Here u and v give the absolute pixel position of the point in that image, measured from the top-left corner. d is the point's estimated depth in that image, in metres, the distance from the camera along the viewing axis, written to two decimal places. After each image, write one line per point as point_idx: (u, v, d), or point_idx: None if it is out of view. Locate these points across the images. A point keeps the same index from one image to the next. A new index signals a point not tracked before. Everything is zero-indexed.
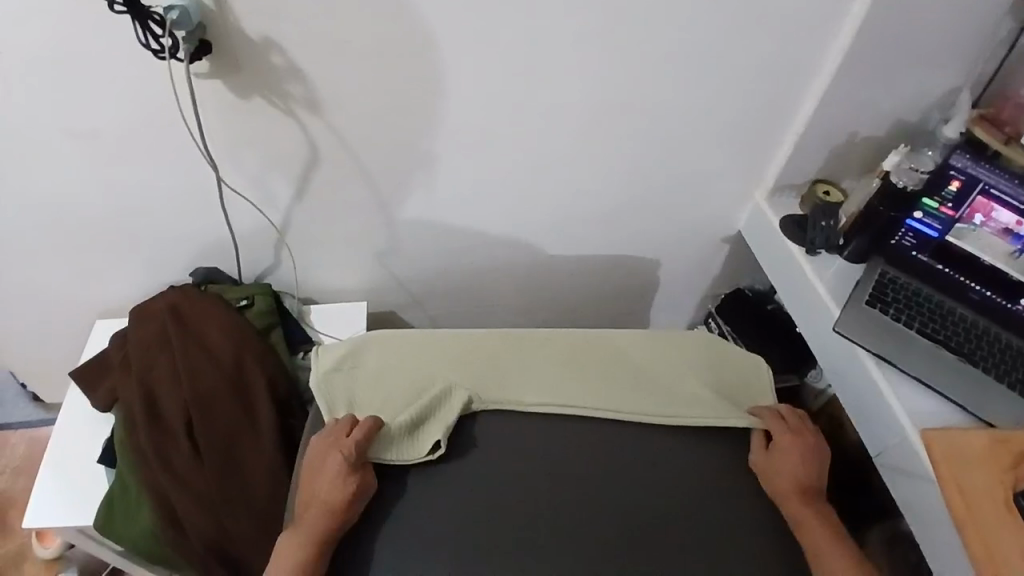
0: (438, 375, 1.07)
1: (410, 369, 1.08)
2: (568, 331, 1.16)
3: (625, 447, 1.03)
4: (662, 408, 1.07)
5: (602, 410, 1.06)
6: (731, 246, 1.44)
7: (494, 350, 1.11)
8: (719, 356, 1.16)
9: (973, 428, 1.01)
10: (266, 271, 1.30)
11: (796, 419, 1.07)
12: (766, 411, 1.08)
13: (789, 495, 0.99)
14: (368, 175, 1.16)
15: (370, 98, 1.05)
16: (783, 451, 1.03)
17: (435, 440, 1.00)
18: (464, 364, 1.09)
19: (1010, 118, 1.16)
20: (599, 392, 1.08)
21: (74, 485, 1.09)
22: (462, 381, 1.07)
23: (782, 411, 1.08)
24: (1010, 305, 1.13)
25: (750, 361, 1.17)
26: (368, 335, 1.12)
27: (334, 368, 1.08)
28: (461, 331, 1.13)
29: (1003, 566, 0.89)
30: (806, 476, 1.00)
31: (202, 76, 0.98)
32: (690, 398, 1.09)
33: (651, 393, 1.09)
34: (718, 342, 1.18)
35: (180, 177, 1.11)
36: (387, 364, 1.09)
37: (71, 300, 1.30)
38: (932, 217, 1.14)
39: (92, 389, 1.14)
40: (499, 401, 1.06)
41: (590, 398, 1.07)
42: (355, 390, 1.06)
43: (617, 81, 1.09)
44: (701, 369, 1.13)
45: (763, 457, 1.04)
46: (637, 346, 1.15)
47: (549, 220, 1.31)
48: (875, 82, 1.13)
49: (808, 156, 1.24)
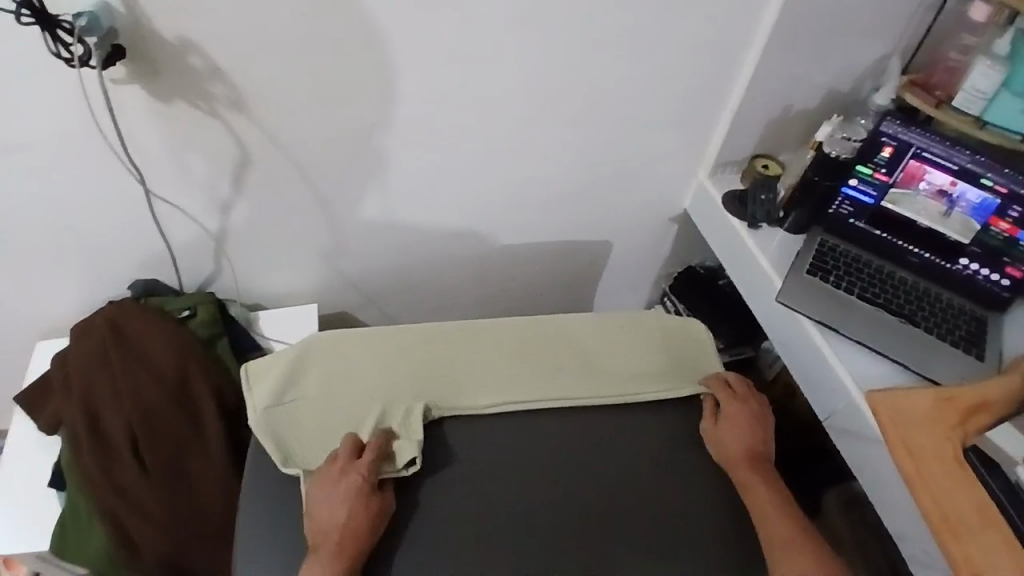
0: (393, 384, 1.04)
1: (363, 379, 1.04)
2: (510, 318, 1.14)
3: (580, 429, 1.03)
4: (616, 386, 1.08)
5: (567, 399, 1.05)
6: (680, 225, 1.45)
7: (440, 349, 1.09)
8: (669, 330, 1.16)
9: (920, 387, 1.02)
10: (209, 280, 1.27)
11: (744, 387, 1.09)
12: (714, 380, 1.10)
13: (737, 461, 1.01)
14: (306, 175, 1.14)
15: (298, 96, 1.03)
16: (730, 419, 1.04)
17: (411, 455, 0.96)
18: (415, 369, 1.06)
19: (940, 82, 1.16)
20: (556, 377, 1.08)
21: (24, 512, 1.06)
22: (418, 387, 1.04)
23: (730, 378, 1.10)
24: (950, 265, 1.15)
25: (700, 332, 1.18)
26: (294, 357, 1.06)
27: (277, 405, 1.02)
28: (392, 334, 1.09)
29: (957, 522, 0.92)
30: (753, 443, 1.02)
31: (119, 82, 0.95)
32: (643, 376, 1.10)
33: (605, 373, 1.09)
34: (673, 317, 1.18)
35: (108, 188, 1.08)
36: (329, 385, 1.04)
37: (7, 323, 1.26)
38: (867, 184, 1.14)
39: (37, 412, 1.11)
40: (458, 404, 1.03)
41: (549, 387, 1.07)
42: (311, 418, 1.02)
43: (550, 66, 1.09)
44: (655, 346, 1.13)
45: (712, 426, 1.05)
46: (589, 326, 1.14)
47: (496, 210, 1.31)
48: (807, 53, 1.13)
49: (746, 131, 1.25)
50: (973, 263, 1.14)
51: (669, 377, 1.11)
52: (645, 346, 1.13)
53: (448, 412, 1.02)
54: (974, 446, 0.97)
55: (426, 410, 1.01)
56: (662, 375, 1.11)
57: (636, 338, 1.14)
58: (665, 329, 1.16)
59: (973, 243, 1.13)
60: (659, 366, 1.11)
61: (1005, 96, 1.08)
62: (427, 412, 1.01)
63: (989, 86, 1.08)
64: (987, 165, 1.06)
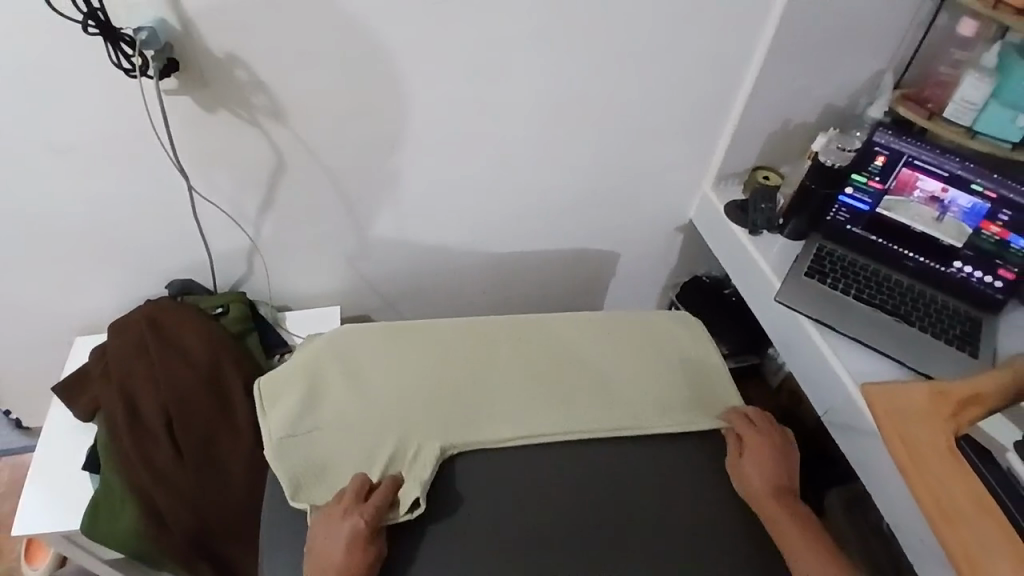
0: (409, 414, 1.04)
1: (379, 407, 1.04)
2: (530, 342, 1.17)
3: (596, 449, 1.05)
4: (631, 414, 1.09)
5: (583, 432, 1.06)
6: (686, 234, 1.52)
7: (456, 378, 1.10)
8: (688, 365, 1.18)
9: (916, 381, 1.07)
10: (240, 280, 1.36)
11: (765, 421, 1.08)
12: (734, 414, 1.10)
13: (761, 493, 1.00)
14: (334, 181, 1.23)
15: (331, 107, 1.12)
16: (753, 452, 1.04)
17: (414, 497, 0.94)
18: (432, 398, 1.06)
19: (932, 95, 1.24)
20: (572, 406, 1.09)
21: (60, 492, 1.11)
22: (434, 419, 1.04)
23: (750, 411, 1.10)
24: (945, 268, 1.21)
25: (712, 352, 1.21)
26: (313, 390, 1.06)
27: (290, 437, 1.02)
28: (413, 372, 1.09)
29: (952, 508, 0.95)
30: (776, 476, 1.02)
31: (171, 92, 1.04)
32: (658, 405, 1.11)
33: (625, 403, 1.11)
34: (693, 350, 1.20)
35: (153, 190, 1.17)
36: (343, 420, 1.03)
37: (51, 319, 1.34)
38: (862, 192, 1.21)
39: (74, 399, 1.17)
40: (474, 438, 1.03)
41: (565, 418, 1.07)
42: (325, 450, 1.01)
43: (562, 81, 1.17)
44: (674, 380, 1.15)
45: (735, 460, 1.05)
46: (608, 353, 1.17)
47: (510, 218, 1.38)
48: (803, 68, 1.21)
49: (748, 143, 1.32)
50: (967, 267, 1.19)
51: (682, 407, 1.12)
52: (665, 380, 1.15)
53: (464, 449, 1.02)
54: (967, 436, 1.00)
55: (437, 453, 1.00)
56: (676, 404, 1.12)
57: (656, 371, 1.16)
58: (678, 352, 1.19)
59: (966, 246, 1.18)
60: (674, 395, 1.13)
61: (994, 105, 1.15)
62: (437, 454, 1.00)
63: (978, 96, 1.15)
64: (976, 172, 1.13)
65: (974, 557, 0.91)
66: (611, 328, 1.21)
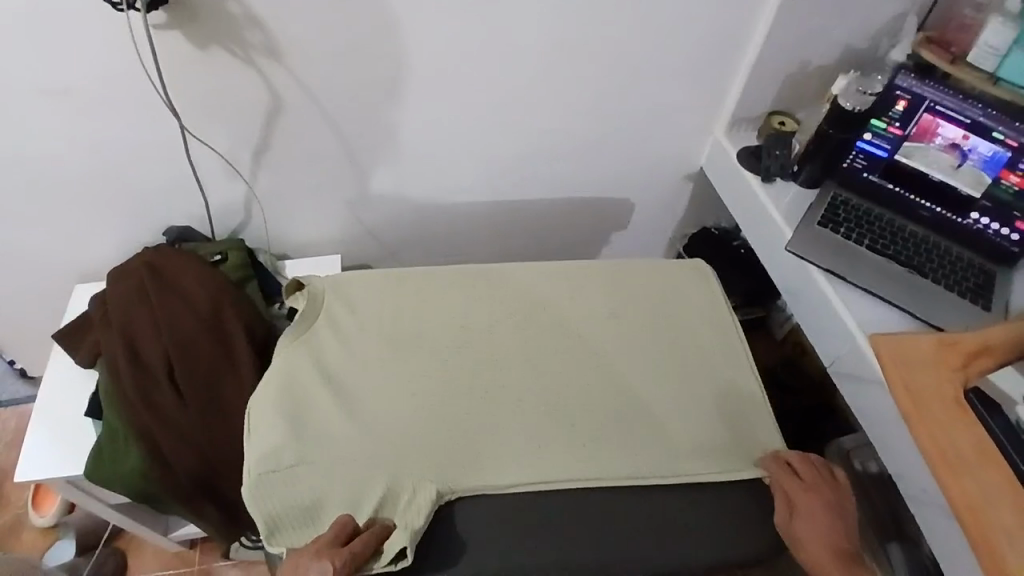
0: (405, 450, 0.91)
1: (371, 438, 0.92)
2: (544, 351, 1.03)
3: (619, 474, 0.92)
4: (654, 447, 0.95)
5: (602, 476, 0.92)
6: (695, 183, 1.48)
7: (460, 406, 0.97)
8: (727, 392, 1.03)
9: (925, 333, 1.05)
10: (239, 227, 1.33)
11: (811, 471, 0.94)
12: (772, 462, 0.95)
13: (820, 560, 0.85)
14: (333, 124, 1.18)
15: (328, 45, 1.07)
16: (801, 511, 0.90)
17: (400, 548, 0.83)
18: (432, 429, 0.94)
19: (955, 39, 1.19)
20: (592, 440, 0.95)
21: (63, 438, 1.11)
22: (433, 455, 0.91)
23: (791, 458, 0.95)
24: (960, 220, 1.17)
25: (728, 323, 1.10)
26: (299, 413, 0.94)
27: (270, 469, 0.89)
28: (410, 393, 0.97)
29: (954, 454, 0.95)
30: (835, 538, 0.87)
31: (160, 27, 0.99)
32: (691, 442, 0.96)
33: (658, 436, 0.97)
34: (739, 369, 1.05)
35: (145, 134, 1.13)
36: (332, 450, 0.91)
37: (48, 267, 1.32)
38: (881, 138, 1.17)
39: (76, 346, 1.16)
40: (475, 483, 0.90)
41: (579, 456, 0.94)
42: (308, 487, 0.89)
43: (572, 19, 1.11)
44: (713, 411, 1.00)
45: (786, 521, 0.90)
46: (629, 356, 1.04)
47: (515, 165, 1.34)
48: (825, 7, 1.15)
49: (762, 87, 1.27)
50: (983, 219, 1.16)
51: (715, 439, 0.97)
52: (703, 409, 1.00)
53: (465, 493, 0.89)
54: (975, 390, 0.99)
55: (433, 496, 0.88)
56: (707, 438, 0.97)
57: (694, 395, 1.01)
58: (710, 359, 1.05)
59: (984, 197, 1.14)
60: (708, 428, 0.98)
61: (1017, 52, 1.10)
62: (433, 499, 0.88)
63: (1002, 42, 1.11)
64: (998, 119, 1.08)
65: (975, 508, 0.91)
66: (626, 307, 1.09)
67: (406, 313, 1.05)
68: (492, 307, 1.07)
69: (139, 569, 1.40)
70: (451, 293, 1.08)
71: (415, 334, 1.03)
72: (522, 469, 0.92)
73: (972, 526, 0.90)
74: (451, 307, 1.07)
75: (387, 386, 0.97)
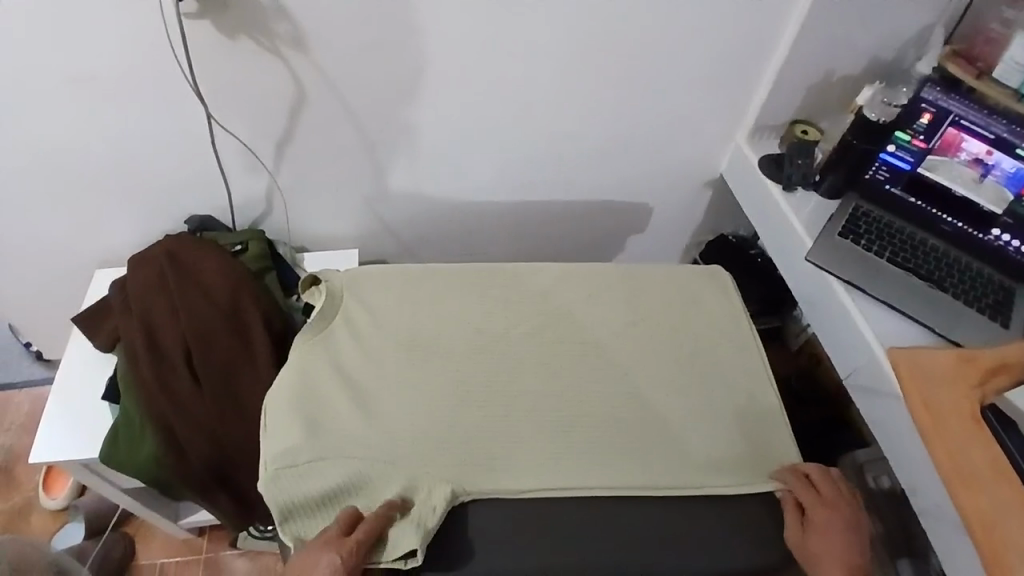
0: (422, 450, 0.92)
1: (386, 438, 0.93)
2: (561, 358, 1.03)
3: (634, 483, 0.92)
4: (669, 457, 0.95)
5: (617, 485, 0.92)
6: (714, 190, 1.48)
7: (475, 409, 0.97)
8: (745, 403, 1.02)
9: (944, 348, 1.05)
10: (259, 218, 1.34)
11: (830, 487, 0.93)
12: (791, 475, 0.94)
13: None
14: (355, 118, 1.19)
15: (355, 38, 1.07)
16: (816, 526, 0.89)
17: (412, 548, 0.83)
18: (448, 431, 0.94)
19: (981, 53, 1.19)
20: (608, 450, 0.95)
21: (80, 420, 1.12)
22: (448, 457, 0.92)
23: (811, 473, 0.95)
24: (981, 235, 1.17)
25: (746, 332, 1.10)
26: (316, 411, 0.94)
27: (286, 464, 0.89)
28: (425, 392, 0.98)
29: (970, 471, 0.94)
30: (852, 555, 0.86)
31: (191, 16, 1.00)
32: (709, 456, 0.96)
33: (676, 447, 0.97)
34: (756, 380, 1.05)
35: (171, 122, 1.14)
36: (348, 449, 0.91)
37: (69, 252, 1.33)
38: (904, 151, 1.16)
39: (95, 331, 1.17)
40: (491, 487, 0.90)
41: (596, 465, 0.94)
42: (323, 483, 0.89)
43: (598, 20, 1.11)
44: (731, 423, 1.00)
45: (799, 537, 0.90)
46: (646, 363, 1.04)
47: (535, 165, 1.34)
48: (851, 17, 1.15)
49: (786, 95, 1.27)
50: (1005, 235, 1.15)
51: (731, 451, 0.97)
52: (721, 421, 1.00)
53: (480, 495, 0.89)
54: (992, 406, 0.99)
55: (449, 496, 0.88)
56: (725, 451, 0.97)
57: (711, 407, 1.01)
58: (728, 370, 1.05)
59: (1006, 214, 1.14)
60: (725, 441, 0.98)
61: None
62: (449, 499, 0.88)
63: None
64: (1022, 136, 1.08)
65: (990, 524, 0.90)
66: (644, 313, 1.09)
67: (423, 316, 1.06)
68: (509, 312, 1.07)
69: (145, 557, 1.41)
70: (468, 297, 1.09)
71: (431, 337, 1.03)
72: (536, 475, 0.92)
73: (985, 541, 0.90)
74: (468, 312, 1.07)
75: (402, 387, 0.98)
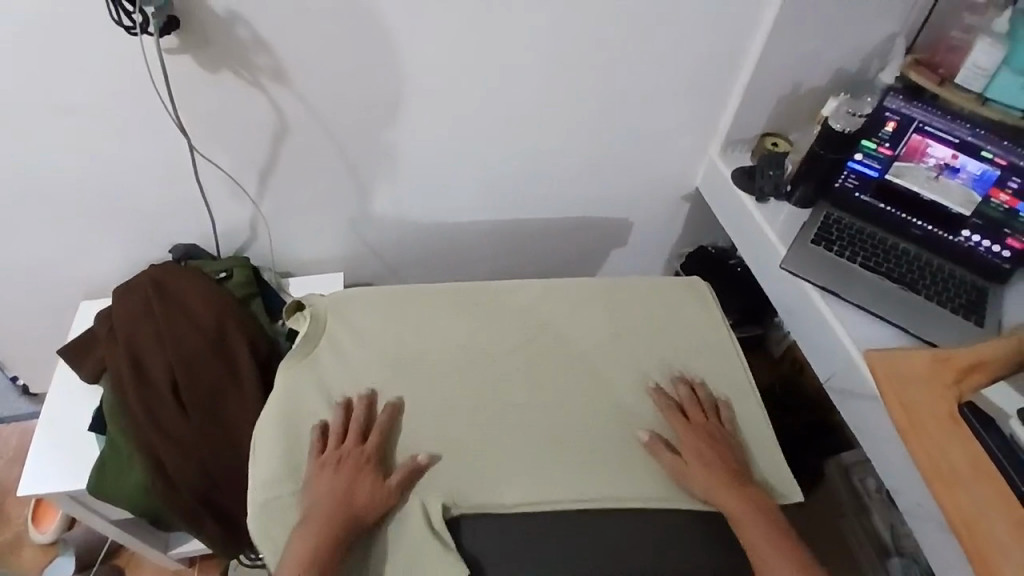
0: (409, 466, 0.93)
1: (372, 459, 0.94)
2: (544, 373, 1.05)
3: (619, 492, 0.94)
4: (654, 467, 0.97)
5: (605, 498, 0.93)
6: (692, 203, 1.50)
7: (460, 426, 0.98)
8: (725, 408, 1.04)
9: (918, 349, 1.07)
10: (244, 245, 1.35)
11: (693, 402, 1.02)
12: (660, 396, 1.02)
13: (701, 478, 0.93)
14: (336, 144, 1.21)
15: (334, 67, 1.10)
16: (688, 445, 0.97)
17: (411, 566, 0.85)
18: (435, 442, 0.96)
19: (943, 61, 1.24)
20: (592, 458, 0.97)
21: (66, 452, 1.12)
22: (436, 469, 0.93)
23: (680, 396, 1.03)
24: (952, 237, 1.20)
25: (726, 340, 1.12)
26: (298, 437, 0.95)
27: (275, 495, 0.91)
28: (411, 404, 1.00)
29: (950, 471, 0.96)
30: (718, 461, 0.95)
31: (172, 51, 1.03)
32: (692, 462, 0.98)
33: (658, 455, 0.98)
34: (735, 386, 1.07)
35: (155, 153, 1.16)
36: None
37: (55, 283, 1.34)
38: (871, 158, 1.20)
39: (81, 361, 1.17)
40: (480, 500, 0.91)
41: (581, 474, 0.95)
42: None
43: (570, 42, 1.15)
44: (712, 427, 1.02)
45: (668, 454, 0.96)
46: (629, 375, 1.06)
47: (515, 185, 1.37)
48: (814, 33, 1.19)
49: (755, 108, 1.30)
50: (975, 236, 1.18)
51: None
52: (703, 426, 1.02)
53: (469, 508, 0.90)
54: (969, 404, 1.00)
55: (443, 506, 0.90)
56: None
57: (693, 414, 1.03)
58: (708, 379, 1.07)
59: (975, 215, 1.16)
60: None
61: (1005, 73, 1.14)
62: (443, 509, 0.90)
63: (991, 63, 1.15)
64: (986, 139, 1.11)
65: (971, 518, 0.92)
66: (626, 325, 1.11)
67: (405, 334, 1.07)
68: (492, 328, 1.09)
69: None
70: (451, 313, 1.10)
71: (415, 355, 1.05)
72: (525, 489, 0.93)
73: (968, 538, 0.92)
74: (451, 328, 1.08)
75: (388, 407, 0.99)
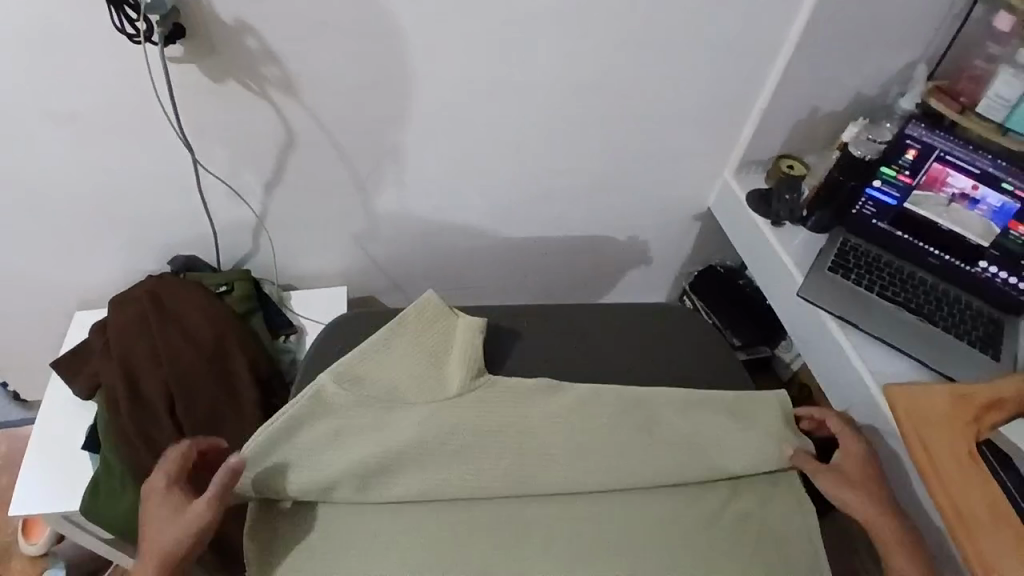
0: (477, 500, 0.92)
1: (444, 462, 0.94)
2: (588, 463, 0.95)
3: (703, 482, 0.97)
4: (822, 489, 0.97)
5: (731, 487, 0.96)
6: (703, 223, 1.48)
7: (450, 512, 0.92)
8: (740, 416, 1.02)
9: (936, 383, 1.03)
10: (245, 259, 1.31)
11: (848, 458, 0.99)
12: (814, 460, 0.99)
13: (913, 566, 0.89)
14: (345, 159, 1.18)
15: (346, 79, 1.07)
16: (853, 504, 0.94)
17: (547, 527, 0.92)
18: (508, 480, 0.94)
19: (966, 89, 1.20)
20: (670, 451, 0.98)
21: (56, 472, 1.08)
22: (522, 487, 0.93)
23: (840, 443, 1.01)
24: (968, 267, 1.17)
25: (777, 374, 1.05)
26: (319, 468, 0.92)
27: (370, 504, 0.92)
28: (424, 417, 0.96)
29: (969, 515, 0.93)
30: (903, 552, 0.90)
31: (176, 61, 0.99)
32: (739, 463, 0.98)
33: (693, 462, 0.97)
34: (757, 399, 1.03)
35: (158, 162, 1.12)
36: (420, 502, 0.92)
37: (49, 293, 1.30)
38: (891, 186, 1.17)
39: (73, 376, 1.13)
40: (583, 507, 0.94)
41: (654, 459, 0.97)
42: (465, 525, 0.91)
43: (587, 57, 1.11)
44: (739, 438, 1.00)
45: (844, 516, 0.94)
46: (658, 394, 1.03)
47: (526, 201, 1.34)
48: (834, 60, 1.17)
49: (772, 130, 1.28)
50: (992, 267, 1.15)
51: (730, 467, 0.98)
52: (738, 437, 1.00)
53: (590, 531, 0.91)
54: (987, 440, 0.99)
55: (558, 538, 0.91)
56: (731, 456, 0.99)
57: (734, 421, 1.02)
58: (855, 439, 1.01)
59: (992, 246, 1.14)
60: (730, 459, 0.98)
61: None
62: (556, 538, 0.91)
63: (1013, 93, 1.11)
64: (1007, 171, 1.08)
65: (990, 562, 0.89)
66: (670, 419, 1.00)
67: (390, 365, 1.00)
68: (512, 412, 0.98)
69: None
70: (475, 380, 1.00)
71: (413, 445, 0.94)
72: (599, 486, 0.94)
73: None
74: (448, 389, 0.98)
75: (374, 491, 0.92)
